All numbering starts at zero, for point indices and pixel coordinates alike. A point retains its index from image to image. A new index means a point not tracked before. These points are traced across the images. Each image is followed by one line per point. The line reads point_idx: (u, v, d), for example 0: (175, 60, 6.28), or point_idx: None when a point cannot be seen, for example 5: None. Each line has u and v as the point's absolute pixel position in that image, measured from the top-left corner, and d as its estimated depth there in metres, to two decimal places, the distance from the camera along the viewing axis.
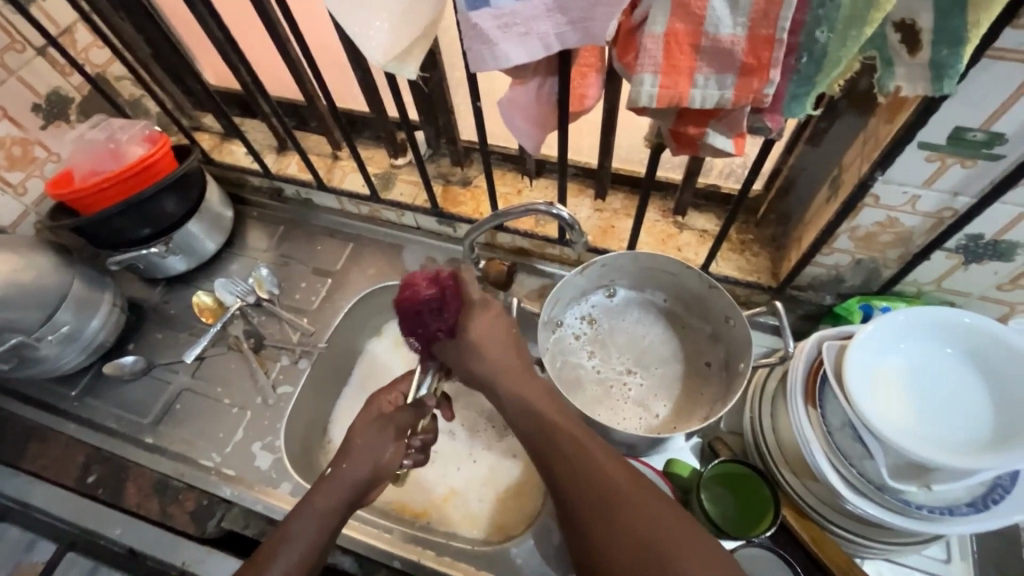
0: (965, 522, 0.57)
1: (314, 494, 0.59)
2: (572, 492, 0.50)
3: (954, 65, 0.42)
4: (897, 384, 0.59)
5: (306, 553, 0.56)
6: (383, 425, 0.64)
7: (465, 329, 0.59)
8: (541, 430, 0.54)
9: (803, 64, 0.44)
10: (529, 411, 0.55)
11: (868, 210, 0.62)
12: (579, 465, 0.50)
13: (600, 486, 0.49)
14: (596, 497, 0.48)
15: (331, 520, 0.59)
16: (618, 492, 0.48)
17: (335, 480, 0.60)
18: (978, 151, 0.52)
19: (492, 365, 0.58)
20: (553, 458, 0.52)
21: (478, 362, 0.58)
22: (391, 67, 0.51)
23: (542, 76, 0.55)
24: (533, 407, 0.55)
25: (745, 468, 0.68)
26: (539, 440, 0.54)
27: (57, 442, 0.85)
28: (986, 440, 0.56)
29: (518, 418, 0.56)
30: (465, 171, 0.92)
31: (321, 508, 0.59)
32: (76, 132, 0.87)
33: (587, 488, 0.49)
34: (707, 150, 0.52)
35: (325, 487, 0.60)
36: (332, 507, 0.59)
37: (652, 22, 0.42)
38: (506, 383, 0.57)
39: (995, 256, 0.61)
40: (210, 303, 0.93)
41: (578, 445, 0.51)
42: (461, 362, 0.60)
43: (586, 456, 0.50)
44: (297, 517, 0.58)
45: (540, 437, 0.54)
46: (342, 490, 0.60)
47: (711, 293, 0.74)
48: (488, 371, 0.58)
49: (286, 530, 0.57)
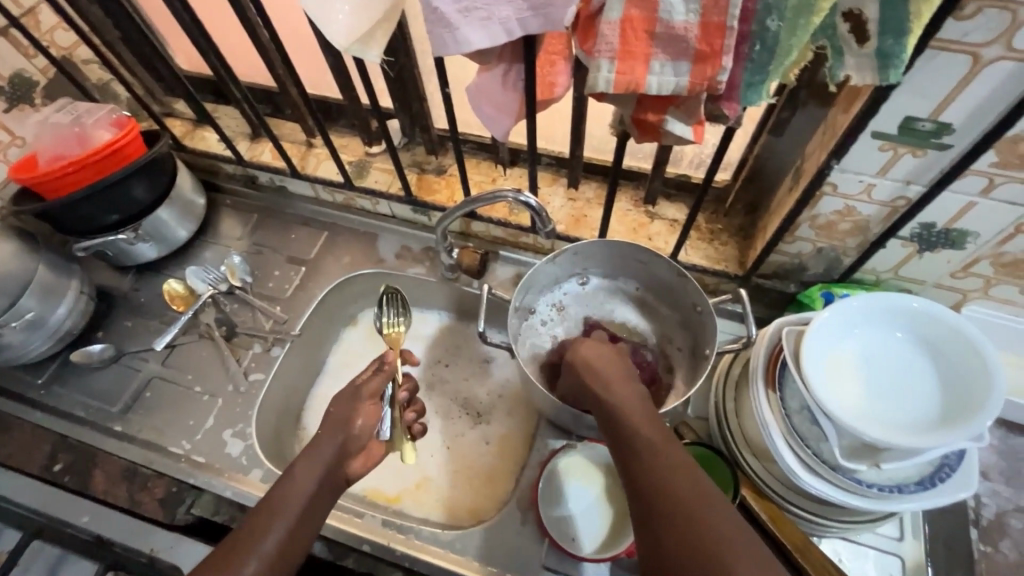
0: (912, 499, 0.59)
1: (296, 464, 0.61)
2: (648, 497, 0.49)
3: (898, 55, 0.43)
4: (851, 369, 0.61)
5: (288, 532, 0.56)
6: None
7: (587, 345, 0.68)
8: (624, 431, 0.55)
9: (757, 52, 0.45)
10: (623, 420, 0.56)
11: (827, 198, 0.63)
12: (657, 469, 0.50)
13: (673, 489, 0.48)
14: (662, 498, 0.48)
15: (313, 485, 0.60)
16: (682, 501, 0.47)
17: (313, 452, 0.62)
18: (927, 141, 0.54)
19: (611, 375, 0.62)
20: (641, 465, 0.52)
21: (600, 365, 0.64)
22: (355, 51, 0.51)
23: (507, 63, 0.56)
24: (628, 414, 0.56)
25: (706, 448, 0.70)
26: (627, 447, 0.54)
27: (23, 430, 0.84)
28: (935, 421, 0.58)
29: (611, 426, 0.57)
30: (440, 159, 0.93)
31: (302, 477, 0.60)
32: (39, 115, 0.85)
33: (667, 489, 0.48)
34: (668, 137, 0.53)
35: (297, 469, 0.60)
36: (312, 483, 0.60)
37: (609, 8, 0.43)
38: (614, 394, 0.59)
39: (947, 243, 0.63)
40: (181, 290, 0.91)
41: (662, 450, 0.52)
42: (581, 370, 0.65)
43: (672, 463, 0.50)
44: (280, 489, 0.59)
45: (625, 443, 0.54)
46: (318, 465, 0.61)
47: (679, 281, 0.76)
48: (602, 382, 0.61)
49: (274, 500, 0.58)
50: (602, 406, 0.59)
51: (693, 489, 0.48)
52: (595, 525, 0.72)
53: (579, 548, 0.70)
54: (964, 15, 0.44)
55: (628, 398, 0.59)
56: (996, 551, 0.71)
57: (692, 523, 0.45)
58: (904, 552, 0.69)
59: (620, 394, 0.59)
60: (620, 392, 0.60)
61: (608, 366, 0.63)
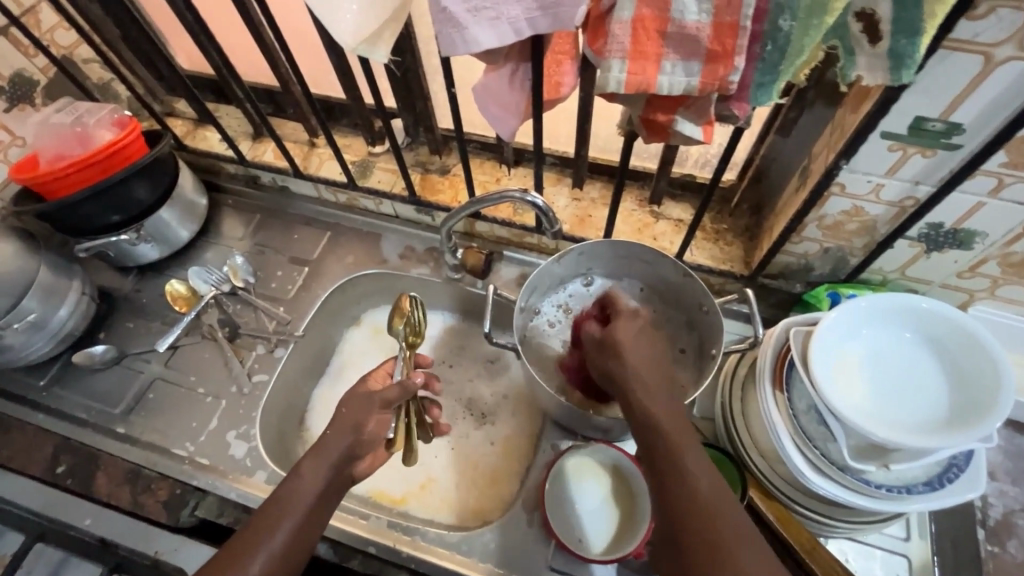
0: (920, 499, 0.59)
1: (304, 461, 0.60)
2: (677, 510, 0.49)
3: (911, 55, 0.43)
4: (859, 369, 0.61)
5: (295, 531, 0.56)
6: (355, 401, 0.65)
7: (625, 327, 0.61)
8: (656, 434, 0.53)
9: (768, 51, 0.45)
10: (653, 423, 0.53)
11: (835, 198, 0.63)
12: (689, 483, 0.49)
13: (706, 505, 0.48)
14: (695, 515, 0.48)
15: (322, 483, 0.59)
16: (714, 523, 0.47)
17: (322, 450, 0.61)
18: (936, 141, 0.54)
19: (642, 366, 0.57)
20: (673, 479, 0.50)
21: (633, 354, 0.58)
22: (362, 50, 0.51)
23: (515, 62, 0.55)
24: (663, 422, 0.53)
25: (717, 450, 0.70)
26: (662, 459, 0.51)
27: (24, 432, 0.84)
28: (944, 422, 0.57)
29: (641, 424, 0.54)
30: (443, 159, 0.92)
31: (310, 474, 0.59)
32: (39, 115, 0.84)
33: (701, 506, 0.48)
34: (677, 138, 0.53)
35: (305, 466, 0.59)
36: (318, 481, 0.59)
37: (620, 8, 0.43)
38: (646, 396, 0.55)
39: (955, 243, 0.63)
40: (184, 291, 0.91)
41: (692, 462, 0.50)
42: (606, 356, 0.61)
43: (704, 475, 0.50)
44: (290, 485, 0.58)
45: (655, 449, 0.52)
46: (326, 461, 0.60)
47: (685, 281, 0.76)
48: (637, 379, 0.56)
49: (283, 495, 0.58)
50: (631, 401, 0.56)
51: (724, 508, 0.48)
52: (600, 527, 0.72)
53: (584, 549, 0.70)
54: (977, 15, 0.44)
55: (662, 403, 0.54)
56: (1003, 551, 0.70)
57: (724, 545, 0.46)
58: (911, 553, 0.69)
59: (651, 390, 0.56)
60: (651, 388, 0.56)
61: (640, 357, 0.58)
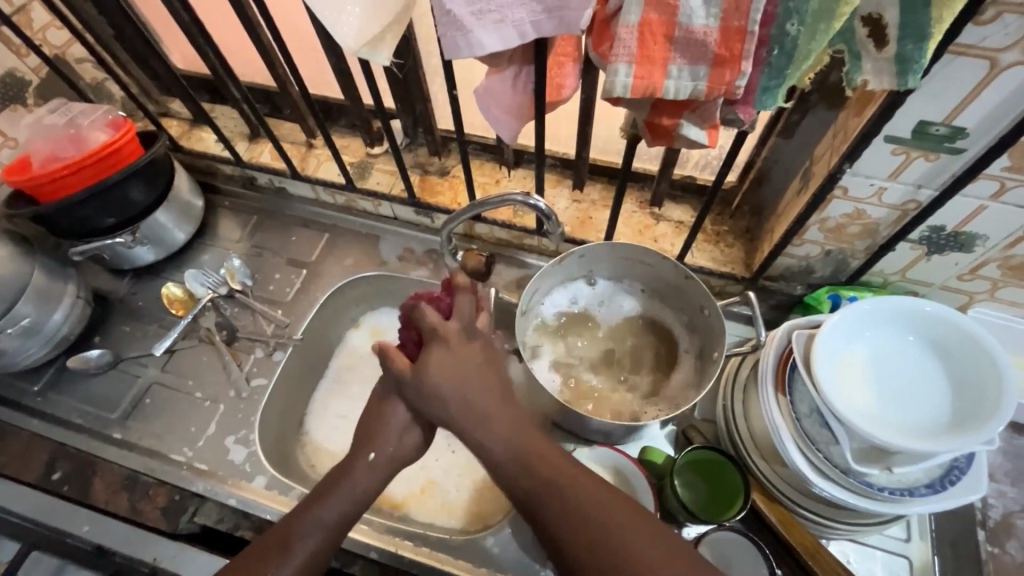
0: (923, 502, 0.59)
1: (356, 469, 0.61)
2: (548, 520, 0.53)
3: (918, 60, 0.43)
4: (861, 372, 0.61)
5: (319, 546, 0.57)
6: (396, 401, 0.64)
7: (432, 359, 0.59)
8: (507, 457, 0.55)
9: (775, 56, 0.45)
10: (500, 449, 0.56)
11: (837, 202, 0.63)
12: (551, 493, 0.53)
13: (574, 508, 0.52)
14: (571, 521, 0.52)
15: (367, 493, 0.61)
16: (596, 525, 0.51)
17: (378, 458, 0.61)
18: (941, 145, 0.54)
19: (469, 397, 0.57)
20: (542, 502, 0.54)
21: (454, 390, 0.57)
22: (364, 53, 0.50)
23: (518, 65, 0.55)
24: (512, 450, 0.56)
25: (718, 455, 0.69)
26: (518, 478, 0.55)
27: (19, 437, 0.83)
28: (946, 425, 0.58)
29: (488, 454, 0.56)
30: (443, 161, 0.92)
31: (361, 484, 0.60)
32: (32, 116, 0.83)
33: (581, 522, 0.52)
34: (680, 141, 0.52)
35: (355, 475, 0.60)
36: (367, 493, 0.60)
37: (627, 12, 0.42)
38: (484, 429, 0.56)
39: (956, 246, 0.64)
40: (180, 294, 0.90)
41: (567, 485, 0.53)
42: (427, 398, 0.59)
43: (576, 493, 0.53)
44: (336, 489, 0.60)
45: (514, 473, 0.55)
46: (380, 472, 0.61)
47: (686, 283, 0.76)
48: (468, 415, 0.57)
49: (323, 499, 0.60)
50: (474, 437, 0.57)
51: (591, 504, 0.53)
52: None
53: None
54: (983, 20, 0.44)
55: (495, 422, 0.56)
56: (1004, 552, 0.70)
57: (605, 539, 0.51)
58: (911, 553, 0.69)
59: (481, 414, 0.57)
60: (482, 411, 0.57)
61: (459, 392, 0.57)
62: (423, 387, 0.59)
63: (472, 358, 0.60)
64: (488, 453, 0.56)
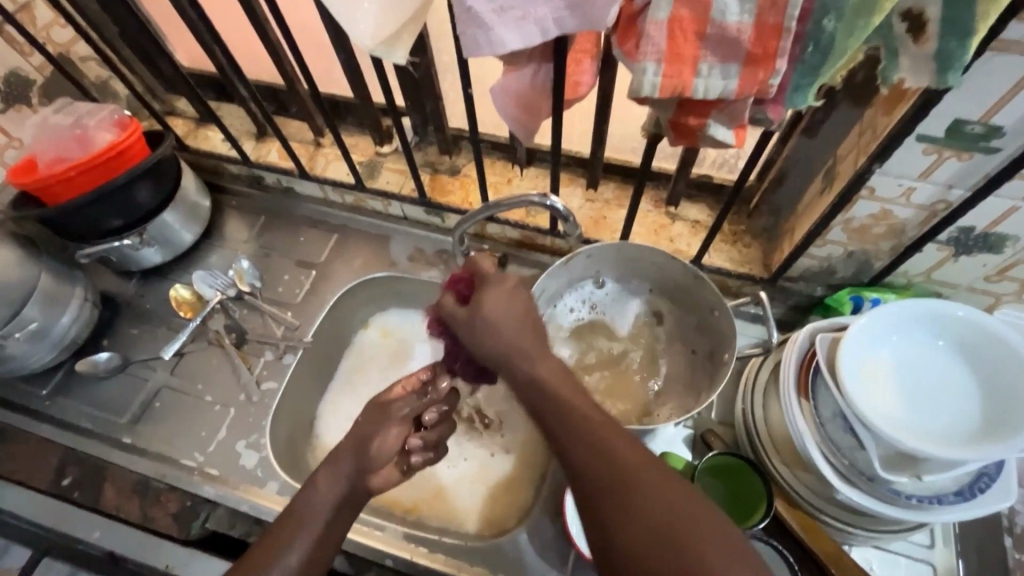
0: (952, 510, 0.58)
1: (319, 474, 0.59)
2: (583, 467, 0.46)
3: (960, 57, 0.41)
4: (887, 375, 0.60)
5: (315, 547, 0.54)
6: (386, 410, 0.65)
7: (483, 296, 0.56)
8: (545, 397, 0.50)
9: (809, 54, 0.43)
10: (545, 387, 0.51)
11: (863, 202, 0.62)
12: (590, 436, 0.47)
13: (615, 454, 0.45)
14: (608, 466, 0.45)
15: (337, 495, 0.58)
16: (623, 469, 0.45)
17: (336, 461, 0.60)
18: (975, 144, 0.52)
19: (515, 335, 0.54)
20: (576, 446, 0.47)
21: (502, 324, 0.54)
22: (380, 52, 0.48)
23: (537, 63, 0.53)
24: (549, 385, 0.51)
25: (738, 459, 0.68)
26: (555, 418, 0.49)
27: (28, 443, 0.82)
28: (976, 430, 0.56)
29: (529, 393, 0.52)
30: (454, 159, 0.90)
31: (326, 489, 0.58)
32: (38, 116, 0.81)
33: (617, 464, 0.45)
34: (706, 141, 0.51)
35: (316, 479, 0.58)
36: (337, 494, 0.58)
37: (656, 8, 0.41)
38: (533, 364, 0.52)
39: (985, 247, 0.62)
40: (189, 296, 0.89)
41: (604, 429, 0.47)
42: (473, 336, 0.56)
43: (611, 434, 0.47)
44: (306, 495, 0.58)
45: (550, 416, 0.49)
46: (341, 474, 0.59)
47: (696, 283, 0.73)
48: (517, 352, 0.53)
49: (298, 512, 0.56)
50: (520, 377, 0.52)
51: (625, 445, 0.46)
52: None
53: None
54: None
55: (545, 364, 0.52)
56: None
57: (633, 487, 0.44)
58: (935, 560, 0.68)
59: (534, 355, 0.53)
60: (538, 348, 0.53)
61: (514, 326, 0.54)
62: (470, 327, 0.56)
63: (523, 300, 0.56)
64: (536, 391, 0.51)
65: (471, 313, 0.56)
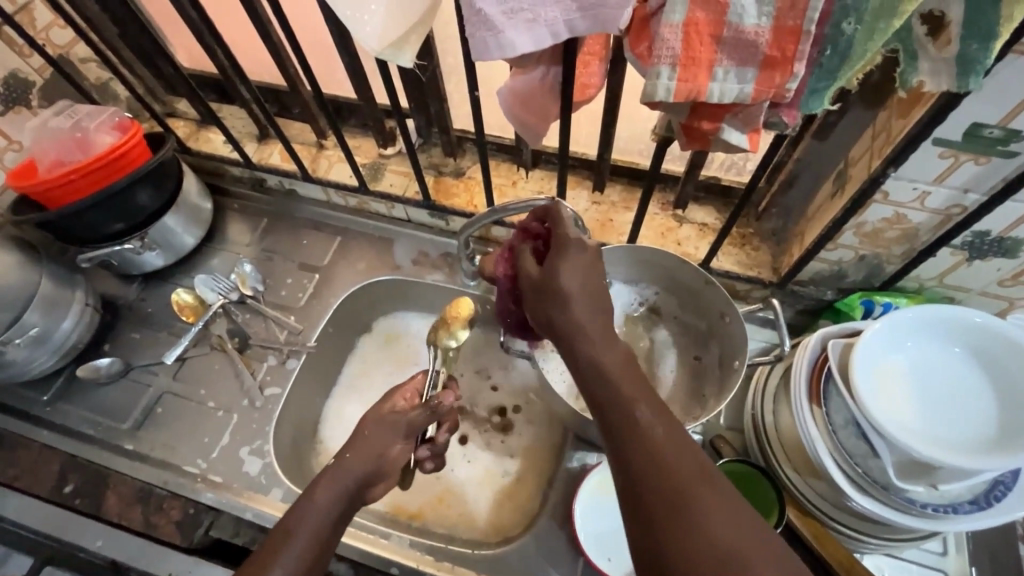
0: (967, 519, 0.57)
1: (317, 484, 0.57)
2: (636, 468, 0.40)
3: (982, 60, 0.40)
4: (901, 382, 0.59)
5: (307, 556, 0.52)
6: (395, 423, 0.64)
7: (559, 263, 0.51)
8: (602, 384, 0.45)
9: (827, 57, 0.42)
10: (600, 376, 0.45)
11: (876, 206, 0.61)
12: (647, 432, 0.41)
13: (669, 461, 0.40)
14: (661, 468, 0.39)
15: (337, 506, 0.56)
16: (676, 476, 0.39)
17: (336, 470, 0.58)
18: (992, 148, 0.51)
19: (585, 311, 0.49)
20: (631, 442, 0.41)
21: (568, 295, 0.49)
22: (387, 55, 0.47)
23: (546, 65, 0.52)
24: (606, 369, 0.45)
25: (749, 467, 0.67)
26: (611, 410, 0.43)
27: (28, 450, 0.81)
28: (993, 438, 0.56)
29: (586, 375, 0.46)
30: (458, 161, 0.89)
31: (324, 500, 0.56)
32: (36, 118, 0.80)
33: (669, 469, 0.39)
34: (718, 145, 0.50)
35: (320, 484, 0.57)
36: (335, 501, 0.56)
37: (671, 11, 0.40)
38: (594, 343, 0.47)
39: (1000, 252, 0.61)
40: (190, 301, 0.88)
41: (657, 420, 0.42)
42: (540, 298, 0.52)
43: (670, 434, 0.41)
44: (302, 507, 0.55)
45: (606, 407, 0.44)
46: (341, 483, 0.58)
47: (707, 288, 0.72)
48: (581, 330, 0.48)
49: (291, 520, 0.54)
50: (578, 359, 0.47)
51: (681, 448, 0.40)
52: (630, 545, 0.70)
53: (612, 570, 0.68)
54: None
55: (608, 346, 0.47)
56: None
57: (687, 500, 0.38)
58: (948, 567, 0.67)
59: (600, 335, 0.47)
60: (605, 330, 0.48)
61: (584, 300, 0.49)
62: (537, 283, 0.53)
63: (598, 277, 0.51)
64: (592, 376, 0.46)
65: (543, 277, 0.52)
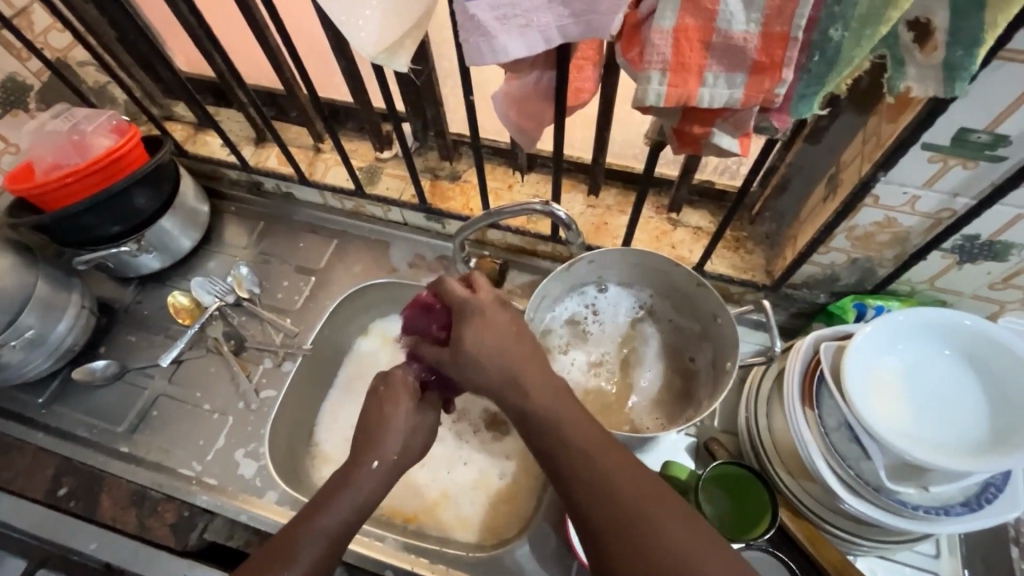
0: (959, 521, 0.57)
1: (350, 481, 0.57)
2: (590, 507, 0.48)
3: (967, 67, 0.41)
4: (893, 384, 0.59)
5: (325, 553, 0.53)
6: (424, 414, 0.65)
7: (465, 330, 0.56)
8: (549, 434, 0.51)
9: (815, 63, 0.43)
10: (548, 427, 0.51)
11: (867, 210, 0.61)
12: (594, 472, 0.48)
13: (628, 500, 0.47)
14: (615, 509, 0.47)
15: (360, 506, 0.57)
16: (635, 506, 0.46)
17: (368, 471, 0.58)
18: (980, 153, 0.52)
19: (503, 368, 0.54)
20: (582, 487, 0.49)
21: (499, 364, 0.54)
22: (382, 59, 0.47)
23: (540, 70, 0.52)
24: (557, 420, 0.51)
25: (746, 471, 0.67)
26: (562, 457, 0.50)
27: (22, 453, 0.81)
28: (984, 441, 0.56)
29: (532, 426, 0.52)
30: (454, 165, 0.89)
31: (350, 500, 0.56)
32: (34, 121, 0.81)
33: (626, 505, 0.47)
34: (710, 149, 0.50)
35: (346, 489, 0.57)
36: (365, 500, 0.57)
37: (661, 16, 0.40)
38: (537, 399, 0.53)
39: (989, 255, 0.62)
40: (187, 303, 0.89)
41: (602, 458, 0.49)
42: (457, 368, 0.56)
43: (615, 474, 0.48)
44: (325, 509, 0.55)
45: (555, 455, 0.51)
46: (370, 485, 0.58)
47: (699, 290, 0.73)
48: (521, 387, 0.53)
49: (310, 520, 0.55)
50: (523, 413, 0.53)
51: (631, 480, 0.48)
52: None
53: None
54: None
55: (550, 396, 0.53)
56: None
57: (648, 528, 0.45)
58: (940, 570, 0.68)
59: (536, 386, 0.53)
60: (543, 389, 0.53)
61: (517, 361, 0.54)
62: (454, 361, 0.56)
63: (507, 325, 0.57)
64: (540, 430, 0.52)
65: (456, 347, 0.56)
